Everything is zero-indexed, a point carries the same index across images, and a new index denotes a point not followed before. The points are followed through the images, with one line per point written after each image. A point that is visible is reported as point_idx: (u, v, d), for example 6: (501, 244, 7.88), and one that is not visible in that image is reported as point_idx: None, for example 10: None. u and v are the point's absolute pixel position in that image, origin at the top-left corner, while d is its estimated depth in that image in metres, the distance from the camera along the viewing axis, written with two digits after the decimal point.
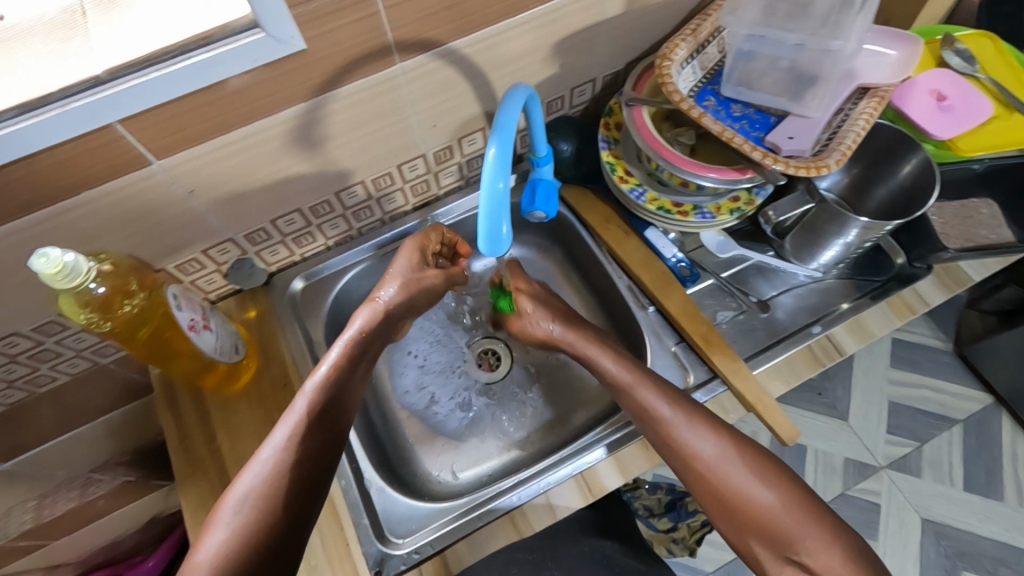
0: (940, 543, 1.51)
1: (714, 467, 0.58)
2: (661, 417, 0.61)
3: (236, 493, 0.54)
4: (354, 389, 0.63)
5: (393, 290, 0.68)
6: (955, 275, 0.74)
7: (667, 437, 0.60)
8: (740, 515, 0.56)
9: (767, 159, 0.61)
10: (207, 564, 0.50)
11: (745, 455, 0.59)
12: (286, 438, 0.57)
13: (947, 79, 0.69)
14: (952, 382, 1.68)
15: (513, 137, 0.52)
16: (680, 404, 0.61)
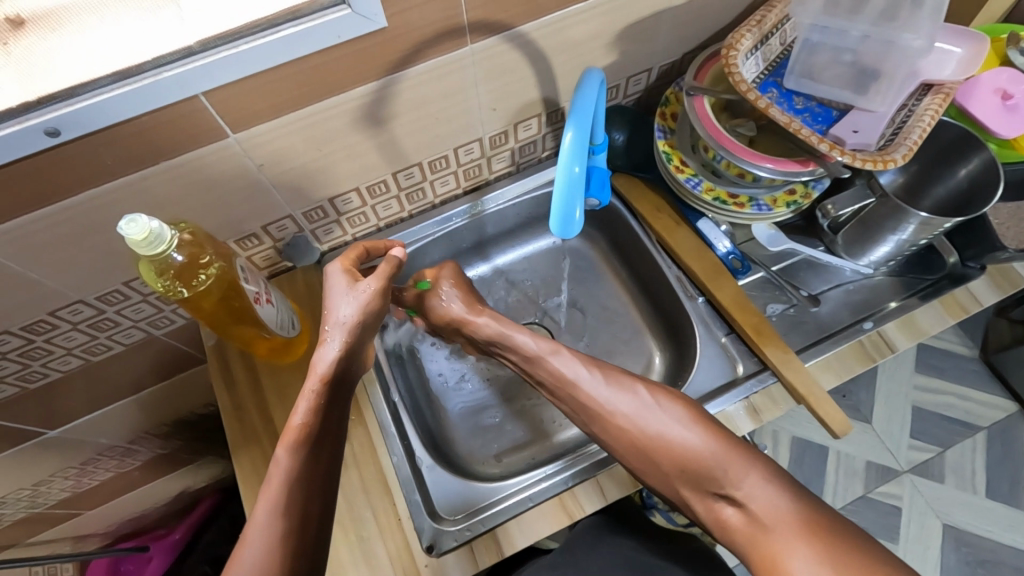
0: (961, 550, 1.51)
1: (622, 415, 0.61)
2: (573, 378, 0.64)
3: None
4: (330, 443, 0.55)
5: (349, 313, 0.60)
6: (1008, 276, 0.74)
7: (591, 408, 0.62)
8: (665, 466, 0.58)
9: (834, 151, 0.61)
10: None
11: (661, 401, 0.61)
12: (265, 517, 0.49)
13: (1013, 79, 0.68)
14: (978, 390, 1.67)
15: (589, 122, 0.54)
16: (593, 365, 0.64)
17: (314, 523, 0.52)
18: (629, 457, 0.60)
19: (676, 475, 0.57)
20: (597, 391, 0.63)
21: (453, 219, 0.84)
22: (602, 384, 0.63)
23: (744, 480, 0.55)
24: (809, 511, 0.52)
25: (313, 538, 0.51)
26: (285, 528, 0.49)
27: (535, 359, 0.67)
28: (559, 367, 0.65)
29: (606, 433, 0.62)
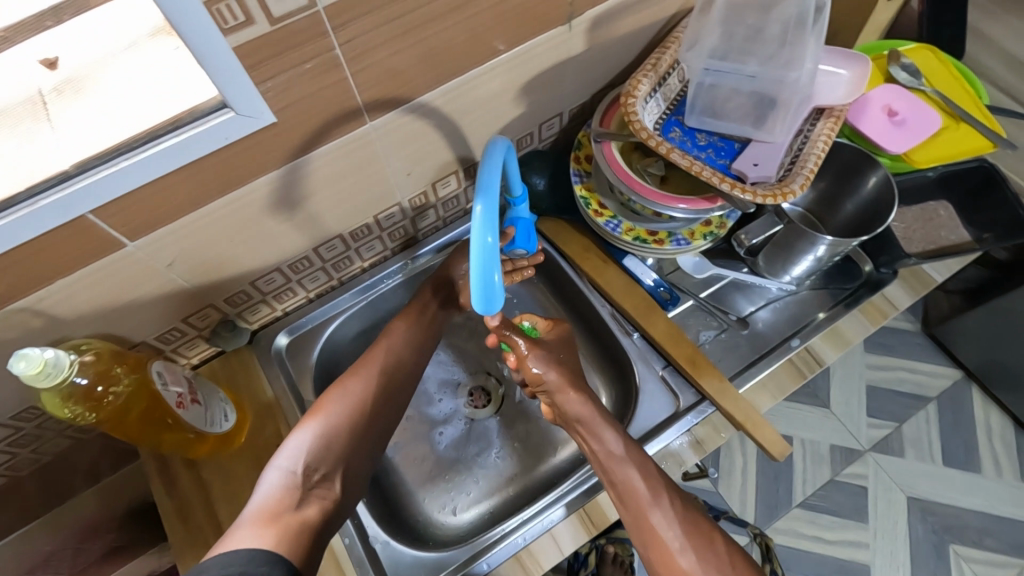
0: (927, 520, 1.57)
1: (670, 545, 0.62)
2: (639, 494, 0.62)
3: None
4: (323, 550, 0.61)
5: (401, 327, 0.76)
6: (920, 278, 0.77)
7: (643, 525, 0.63)
8: None
9: (736, 188, 0.63)
10: None
11: (710, 543, 0.63)
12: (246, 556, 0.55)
13: (897, 94, 0.72)
14: (924, 362, 1.74)
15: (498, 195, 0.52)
16: (659, 487, 0.63)
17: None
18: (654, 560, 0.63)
19: None
20: (661, 521, 0.63)
21: (387, 279, 0.83)
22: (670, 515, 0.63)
23: None
24: None
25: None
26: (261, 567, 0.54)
27: (612, 469, 0.64)
28: (634, 486, 0.63)
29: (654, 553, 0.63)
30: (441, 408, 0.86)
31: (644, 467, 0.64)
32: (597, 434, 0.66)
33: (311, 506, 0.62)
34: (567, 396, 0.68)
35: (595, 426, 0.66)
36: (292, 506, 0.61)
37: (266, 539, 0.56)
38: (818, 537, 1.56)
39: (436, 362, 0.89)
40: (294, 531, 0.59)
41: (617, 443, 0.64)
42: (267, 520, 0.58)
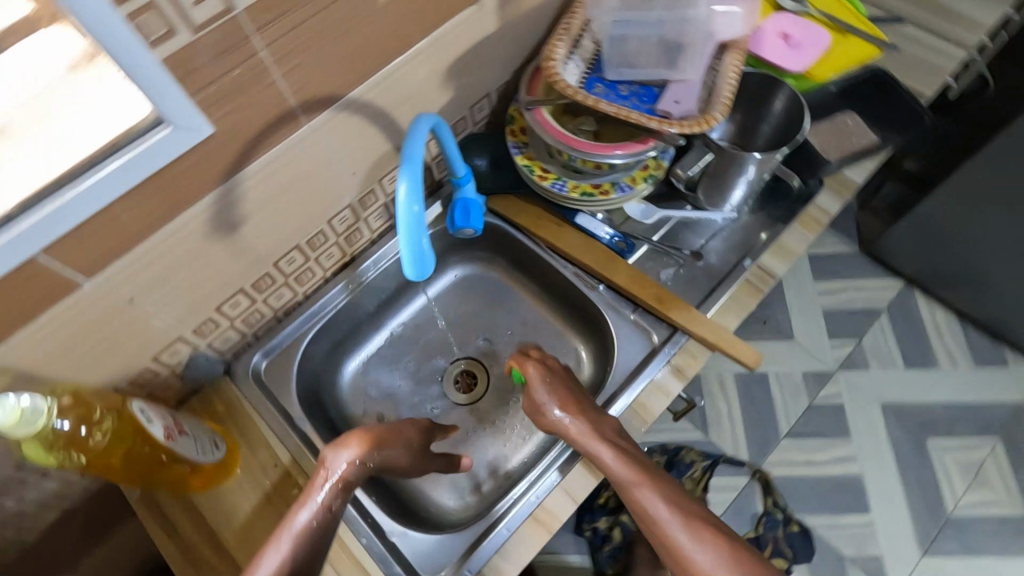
0: (903, 421, 1.66)
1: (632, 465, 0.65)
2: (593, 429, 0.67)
3: None
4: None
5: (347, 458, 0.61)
6: (844, 183, 0.84)
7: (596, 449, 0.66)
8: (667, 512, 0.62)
9: (664, 124, 0.68)
10: None
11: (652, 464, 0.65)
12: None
13: (788, 21, 0.79)
14: (868, 278, 1.86)
15: (423, 166, 0.56)
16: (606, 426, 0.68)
17: None
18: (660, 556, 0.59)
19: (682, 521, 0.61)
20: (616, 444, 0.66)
21: (335, 299, 0.83)
22: (661, 498, 0.61)
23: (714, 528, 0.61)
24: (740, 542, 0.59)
25: None
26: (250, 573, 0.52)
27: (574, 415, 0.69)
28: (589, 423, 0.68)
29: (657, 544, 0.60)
30: (435, 405, 0.86)
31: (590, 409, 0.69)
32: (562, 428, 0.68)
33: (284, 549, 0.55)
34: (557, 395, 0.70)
35: (555, 422, 0.68)
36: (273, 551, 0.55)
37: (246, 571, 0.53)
38: (810, 461, 1.63)
39: (427, 363, 0.89)
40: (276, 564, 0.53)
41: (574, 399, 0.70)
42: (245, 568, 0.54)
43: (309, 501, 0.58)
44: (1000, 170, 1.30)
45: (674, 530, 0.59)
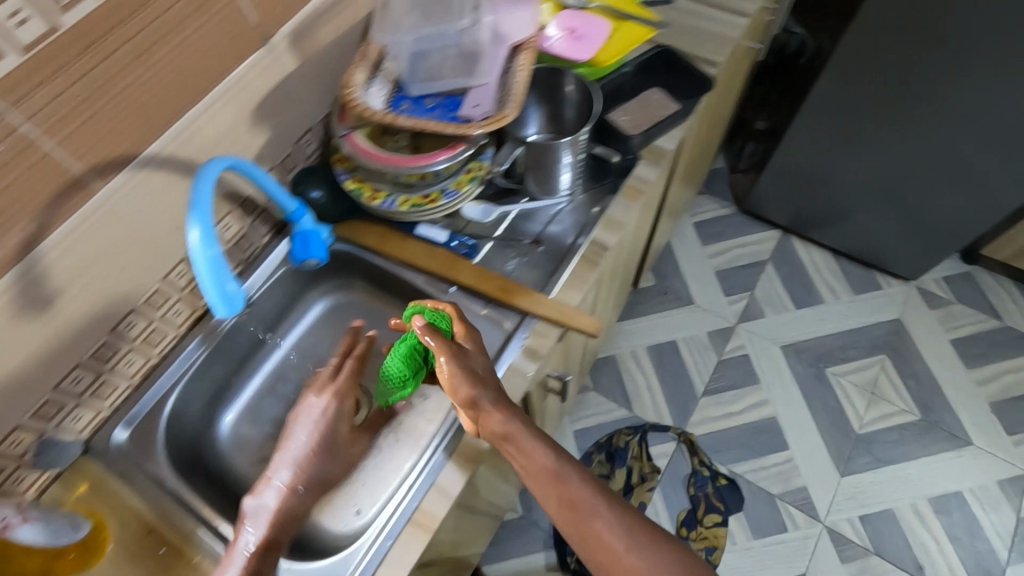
0: (803, 358, 1.79)
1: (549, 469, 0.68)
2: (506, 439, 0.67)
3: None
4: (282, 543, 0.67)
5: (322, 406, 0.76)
6: (657, 153, 0.91)
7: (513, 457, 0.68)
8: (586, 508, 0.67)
9: (464, 128, 0.73)
10: None
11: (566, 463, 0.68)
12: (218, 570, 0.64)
13: (573, 17, 0.86)
14: (750, 234, 2.00)
15: (214, 207, 0.58)
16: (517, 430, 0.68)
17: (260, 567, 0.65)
18: (577, 534, 0.66)
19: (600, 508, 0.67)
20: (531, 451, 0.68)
21: (193, 355, 0.82)
22: (578, 494, 0.66)
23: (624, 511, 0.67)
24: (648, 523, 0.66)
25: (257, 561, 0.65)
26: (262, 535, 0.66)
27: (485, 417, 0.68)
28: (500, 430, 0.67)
29: (579, 540, 0.66)
30: None
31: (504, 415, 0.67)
32: (481, 404, 0.66)
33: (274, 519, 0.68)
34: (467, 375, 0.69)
35: (471, 404, 0.66)
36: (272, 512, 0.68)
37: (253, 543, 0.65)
38: (728, 414, 1.72)
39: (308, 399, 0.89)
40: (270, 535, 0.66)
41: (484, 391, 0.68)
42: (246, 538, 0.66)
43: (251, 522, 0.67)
44: (826, 110, 1.49)
45: (592, 513, 0.66)
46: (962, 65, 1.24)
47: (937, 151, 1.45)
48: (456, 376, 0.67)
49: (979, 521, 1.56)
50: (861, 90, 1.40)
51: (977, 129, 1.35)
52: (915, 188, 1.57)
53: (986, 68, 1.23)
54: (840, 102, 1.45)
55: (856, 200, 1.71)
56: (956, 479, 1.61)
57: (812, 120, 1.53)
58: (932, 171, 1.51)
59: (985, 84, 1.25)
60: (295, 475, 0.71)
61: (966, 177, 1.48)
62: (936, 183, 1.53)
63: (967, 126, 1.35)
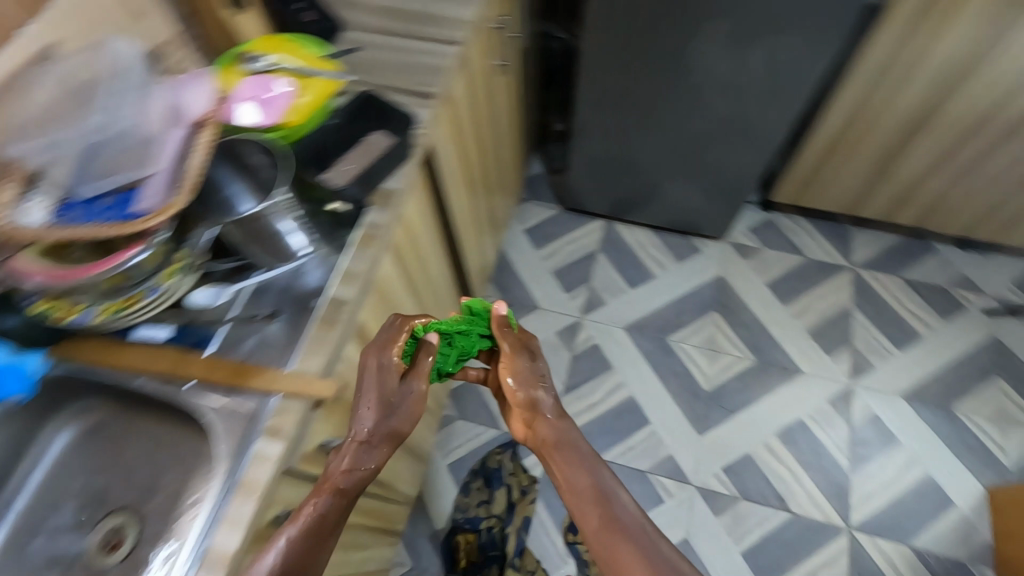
0: (646, 333, 1.88)
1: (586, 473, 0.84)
2: (547, 445, 0.87)
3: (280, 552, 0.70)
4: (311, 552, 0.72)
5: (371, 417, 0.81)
6: (384, 196, 0.92)
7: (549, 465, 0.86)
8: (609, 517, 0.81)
9: (134, 224, 0.68)
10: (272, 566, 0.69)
11: (601, 476, 0.84)
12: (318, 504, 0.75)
13: (257, 82, 0.85)
14: (578, 228, 2.09)
15: None
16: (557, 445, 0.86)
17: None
18: (609, 547, 0.78)
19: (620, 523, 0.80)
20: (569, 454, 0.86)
21: None
22: (615, 504, 0.81)
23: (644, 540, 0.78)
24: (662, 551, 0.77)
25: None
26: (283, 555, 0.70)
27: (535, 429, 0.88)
28: (548, 432, 0.87)
29: (599, 550, 0.79)
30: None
31: (548, 424, 0.88)
32: (538, 405, 0.88)
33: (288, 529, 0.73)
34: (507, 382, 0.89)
35: (534, 401, 0.88)
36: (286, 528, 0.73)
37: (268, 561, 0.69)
38: (590, 406, 1.78)
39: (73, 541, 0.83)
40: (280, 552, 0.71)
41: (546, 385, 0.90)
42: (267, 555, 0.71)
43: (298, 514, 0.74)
44: (593, 109, 1.68)
45: (619, 535, 0.78)
46: (668, 52, 1.44)
47: (695, 118, 1.62)
48: (507, 363, 0.89)
49: (821, 440, 1.71)
50: (611, 88, 1.59)
51: (704, 102, 1.56)
52: (693, 159, 1.77)
53: (694, 43, 1.41)
54: (601, 100, 1.64)
55: (650, 160, 1.81)
56: (795, 407, 1.75)
57: (589, 119, 1.71)
58: (699, 118, 1.62)
59: (690, 67, 1.47)
60: (346, 457, 0.78)
61: (722, 141, 1.68)
62: (705, 126, 1.64)
63: (697, 102, 1.56)
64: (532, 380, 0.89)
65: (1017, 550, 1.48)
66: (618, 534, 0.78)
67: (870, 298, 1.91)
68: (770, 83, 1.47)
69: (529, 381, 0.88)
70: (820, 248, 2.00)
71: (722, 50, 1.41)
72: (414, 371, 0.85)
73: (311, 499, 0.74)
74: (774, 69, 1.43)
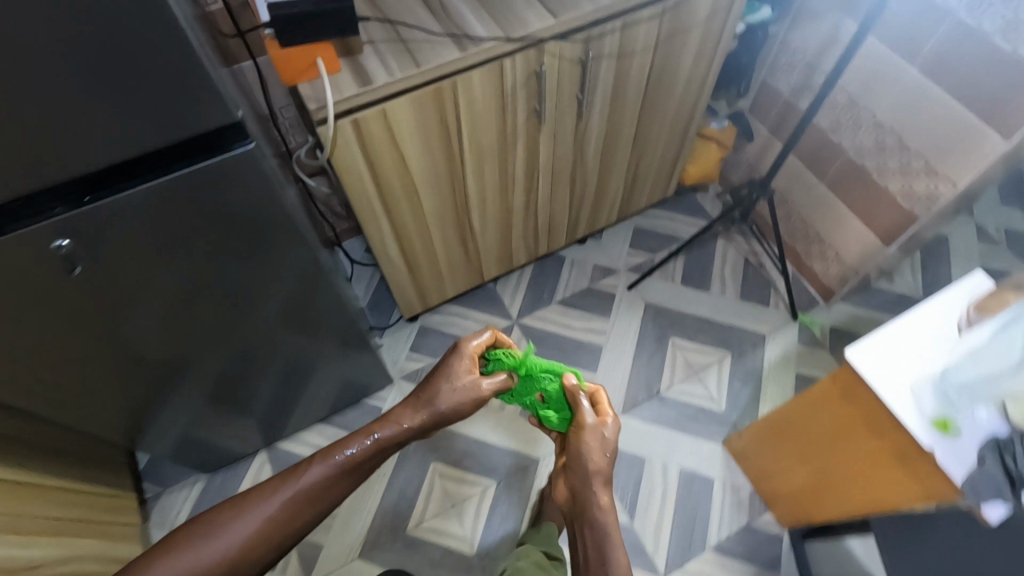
0: (382, 543, 1.61)
1: (608, 521, 0.98)
2: (592, 493, 1.00)
3: (290, 492, 1.03)
4: (340, 479, 1.07)
5: (443, 404, 1.05)
6: None
7: (580, 502, 1.01)
8: (593, 566, 0.97)
9: None
10: (256, 534, 0.99)
11: (615, 533, 0.98)
12: (325, 468, 1.05)
13: None
14: (242, 482, 1.71)
15: None
16: (604, 496, 1.00)
17: (285, 524, 1.02)
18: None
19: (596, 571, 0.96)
20: (603, 498, 0.99)
21: None
22: (624, 558, 0.96)
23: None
24: None
25: (283, 525, 1.02)
26: (279, 513, 1.01)
27: (588, 476, 1.00)
28: (600, 481, 1.00)
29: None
30: None
31: (603, 480, 1.00)
32: (602, 473, 1.01)
33: (310, 477, 1.04)
34: (579, 455, 1.01)
35: (586, 470, 1.00)
36: (324, 456, 1.06)
37: (315, 474, 1.05)
38: None
39: None
40: (311, 495, 1.04)
41: (612, 450, 1.02)
42: (302, 490, 1.04)
43: (358, 438, 1.07)
44: (100, 401, 1.19)
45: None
46: (122, 320, 0.99)
47: (261, 313, 1.19)
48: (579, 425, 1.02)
49: None
50: (78, 385, 1.10)
51: (233, 307, 1.13)
52: (274, 346, 1.34)
53: (141, 293, 0.96)
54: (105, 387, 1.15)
55: (269, 354, 1.36)
56: None
57: (112, 408, 1.23)
58: (271, 307, 1.20)
59: (155, 324, 1.04)
60: (398, 428, 1.08)
61: (302, 315, 1.29)
62: (290, 306, 1.24)
63: (221, 324, 1.15)
64: (607, 448, 1.02)
65: (776, 486, 1.55)
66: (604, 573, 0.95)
67: (545, 341, 1.88)
68: (255, 279, 1.08)
69: (603, 449, 1.01)
70: (481, 323, 1.91)
71: (150, 301, 0.98)
72: (483, 380, 1.07)
73: (411, 416, 1.08)
74: (271, 242, 1.01)
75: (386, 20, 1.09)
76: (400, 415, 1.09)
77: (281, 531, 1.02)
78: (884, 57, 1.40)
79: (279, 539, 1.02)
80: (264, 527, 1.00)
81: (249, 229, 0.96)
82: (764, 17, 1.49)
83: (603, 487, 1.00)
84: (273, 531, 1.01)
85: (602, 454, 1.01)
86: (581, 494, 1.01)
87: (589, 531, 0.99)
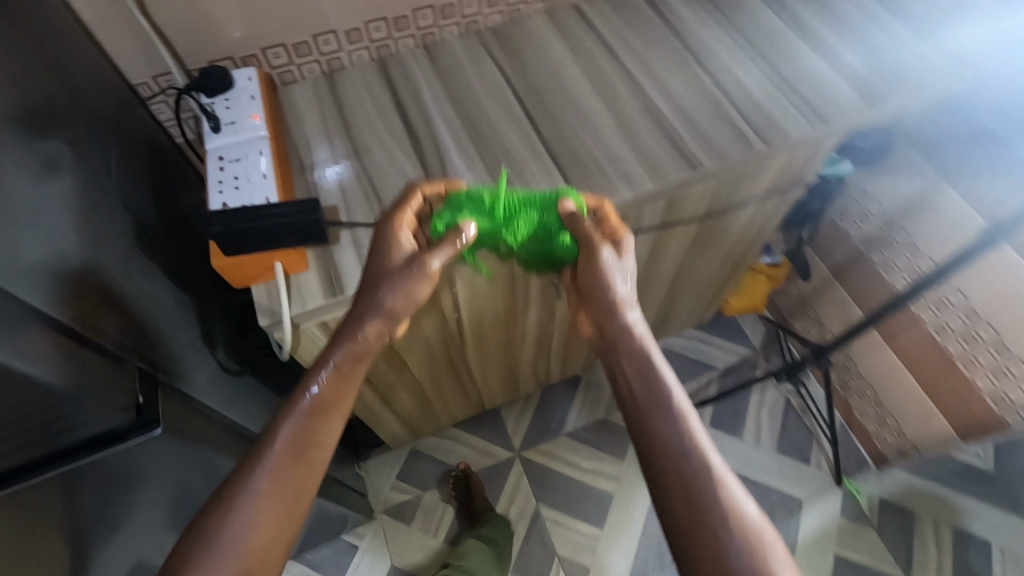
0: None
1: (669, 385, 0.72)
2: (627, 335, 0.76)
3: (266, 461, 0.70)
4: (330, 434, 0.73)
5: (385, 299, 0.77)
6: None
7: (614, 356, 0.76)
8: (673, 458, 0.67)
9: None
10: (253, 530, 0.67)
11: (656, 371, 0.73)
12: (292, 422, 0.72)
13: None
14: None
15: None
16: (642, 345, 0.75)
17: (296, 503, 0.70)
18: (644, 445, 0.69)
19: (675, 456, 0.67)
20: (631, 318, 0.76)
21: None
22: (693, 424, 0.69)
23: (702, 471, 0.66)
24: (728, 504, 0.64)
25: (294, 497, 0.70)
26: (269, 485, 0.69)
27: (609, 313, 0.77)
28: (625, 318, 0.76)
29: (661, 470, 0.67)
30: None
31: (625, 319, 0.76)
32: (617, 302, 0.77)
33: (289, 424, 0.71)
34: (601, 288, 0.77)
35: (603, 298, 0.78)
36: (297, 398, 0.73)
37: (284, 441, 0.71)
38: None
39: None
40: (306, 455, 0.71)
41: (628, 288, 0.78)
42: (285, 461, 0.70)
43: (318, 369, 0.75)
44: None
45: (688, 461, 0.66)
46: None
47: None
48: (586, 248, 0.79)
49: None
50: None
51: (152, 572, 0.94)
52: None
53: None
54: None
55: None
56: None
57: None
58: None
59: None
60: (345, 350, 0.76)
61: None
62: None
63: None
64: (612, 275, 0.78)
65: None
66: (681, 461, 0.66)
67: (550, 483, 1.66)
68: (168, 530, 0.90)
69: (614, 276, 0.78)
70: (480, 452, 1.70)
71: None
72: (431, 258, 0.77)
73: (374, 321, 0.76)
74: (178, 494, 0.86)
75: (374, 198, 0.90)
76: (355, 320, 0.76)
77: (296, 509, 0.70)
78: (968, 224, 1.16)
79: (306, 493, 0.71)
80: (269, 531, 0.68)
81: (146, 500, 0.80)
82: (844, 170, 1.21)
83: (628, 308, 0.77)
84: (272, 527, 0.68)
85: (615, 284, 0.78)
86: (612, 349, 0.76)
87: (629, 388, 0.73)
